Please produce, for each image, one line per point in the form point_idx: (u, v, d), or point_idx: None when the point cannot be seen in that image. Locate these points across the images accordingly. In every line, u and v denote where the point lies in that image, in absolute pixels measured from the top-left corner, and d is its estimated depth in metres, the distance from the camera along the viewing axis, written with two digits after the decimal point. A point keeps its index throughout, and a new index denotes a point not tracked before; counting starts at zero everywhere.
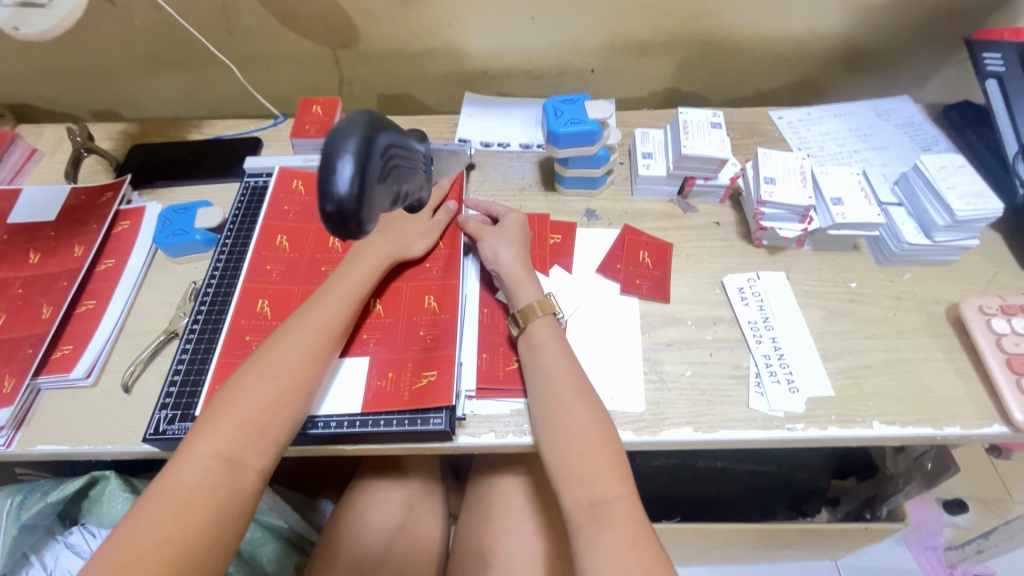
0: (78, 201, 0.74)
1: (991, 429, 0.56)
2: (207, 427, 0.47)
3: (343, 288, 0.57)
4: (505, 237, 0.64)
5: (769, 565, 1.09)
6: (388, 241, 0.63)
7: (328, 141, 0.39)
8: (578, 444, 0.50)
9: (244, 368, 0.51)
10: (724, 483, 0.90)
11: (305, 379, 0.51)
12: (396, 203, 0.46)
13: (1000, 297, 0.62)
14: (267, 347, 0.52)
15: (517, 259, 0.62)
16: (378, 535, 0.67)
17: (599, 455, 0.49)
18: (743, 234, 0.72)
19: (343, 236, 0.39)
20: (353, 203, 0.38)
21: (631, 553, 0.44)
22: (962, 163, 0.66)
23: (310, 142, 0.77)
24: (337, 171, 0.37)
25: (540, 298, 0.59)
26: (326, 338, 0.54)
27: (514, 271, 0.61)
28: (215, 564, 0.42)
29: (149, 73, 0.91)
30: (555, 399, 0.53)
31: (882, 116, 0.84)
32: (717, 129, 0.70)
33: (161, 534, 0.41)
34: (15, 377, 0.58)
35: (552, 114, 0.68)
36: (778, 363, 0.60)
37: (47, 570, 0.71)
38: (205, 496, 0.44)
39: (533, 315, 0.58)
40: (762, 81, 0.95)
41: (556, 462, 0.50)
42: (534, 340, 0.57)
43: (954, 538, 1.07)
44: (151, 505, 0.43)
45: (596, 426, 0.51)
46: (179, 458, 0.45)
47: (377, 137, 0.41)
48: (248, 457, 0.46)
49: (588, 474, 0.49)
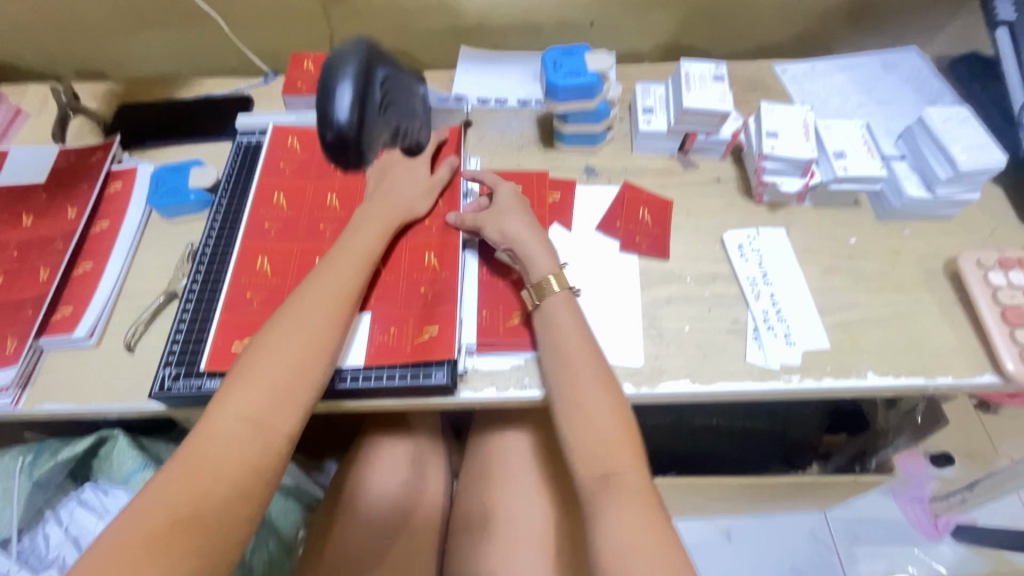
0: (67, 162, 0.72)
1: (982, 378, 0.57)
2: (231, 390, 0.46)
3: (354, 251, 0.57)
4: (506, 212, 0.61)
5: (760, 518, 1.13)
6: (393, 204, 0.62)
7: (328, 71, 0.41)
8: (593, 422, 0.50)
9: (264, 331, 0.51)
10: (719, 440, 0.93)
11: (326, 343, 0.51)
12: (396, 140, 0.48)
13: (997, 251, 0.62)
14: (286, 309, 0.52)
15: (523, 234, 0.60)
16: (383, 488, 0.69)
17: (613, 433, 0.50)
18: (744, 191, 0.71)
19: (344, 165, 0.42)
20: (352, 132, 0.40)
21: (643, 525, 0.45)
22: (967, 115, 0.65)
23: (304, 100, 0.75)
24: (336, 99, 0.40)
25: (557, 272, 0.58)
26: (344, 301, 0.54)
27: (529, 241, 0.60)
28: (244, 524, 0.43)
29: (133, 28, 0.88)
30: (570, 371, 0.53)
31: (888, 69, 0.82)
32: (719, 82, 0.69)
33: (190, 497, 0.41)
34: (17, 339, 0.58)
35: (550, 66, 0.66)
36: (775, 317, 0.61)
37: (62, 525, 0.73)
38: (233, 461, 0.44)
39: (549, 291, 0.57)
40: (765, 34, 0.92)
41: (570, 438, 0.51)
42: (547, 315, 0.56)
43: (939, 490, 1.12)
44: (179, 468, 0.43)
45: (611, 406, 0.51)
46: (205, 421, 0.45)
47: (375, 69, 0.43)
48: (277, 422, 0.46)
49: (601, 451, 0.49)
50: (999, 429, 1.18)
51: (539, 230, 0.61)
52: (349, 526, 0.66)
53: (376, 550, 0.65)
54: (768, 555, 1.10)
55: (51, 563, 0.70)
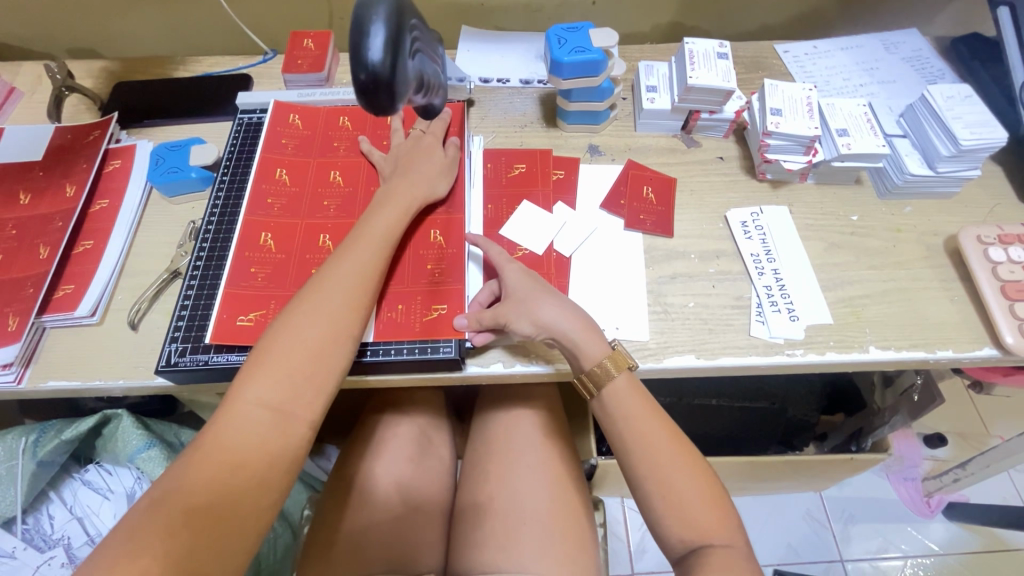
0: (64, 140, 0.71)
1: (981, 352, 0.58)
2: (253, 375, 0.45)
3: (373, 230, 0.56)
4: (529, 297, 0.55)
5: (758, 498, 1.15)
6: (412, 185, 0.61)
7: (358, 11, 0.40)
8: (682, 507, 0.49)
9: (286, 312, 0.49)
10: (718, 419, 0.94)
11: (348, 326, 0.50)
12: (419, 95, 0.47)
13: (998, 227, 0.63)
14: (307, 291, 0.51)
15: (559, 318, 0.54)
16: (389, 469, 0.69)
17: (705, 516, 0.48)
18: (747, 169, 0.71)
19: (374, 109, 0.41)
20: (385, 73, 0.39)
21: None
22: (970, 93, 0.65)
23: (304, 78, 0.75)
24: (369, 38, 0.39)
25: (610, 353, 0.54)
26: (364, 282, 0.52)
27: (573, 329, 0.54)
28: (264, 513, 0.42)
29: (128, 5, 0.86)
30: (637, 436, 0.52)
31: (890, 49, 0.82)
32: (723, 60, 0.69)
33: (209, 485, 0.40)
34: (19, 316, 0.57)
35: (556, 42, 0.66)
36: (779, 293, 0.61)
37: (66, 505, 0.74)
38: (255, 449, 0.43)
39: (608, 377, 0.53)
40: (767, 15, 0.92)
41: (660, 522, 0.50)
42: (613, 408, 0.53)
43: (932, 470, 1.14)
44: (198, 456, 0.42)
45: (702, 490, 0.49)
46: (227, 407, 0.44)
47: (407, 16, 0.42)
48: (297, 408, 0.45)
49: (680, 506, 0.49)
50: (990, 411, 1.20)
51: (572, 311, 0.55)
52: (358, 504, 0.66)
53: (384, 527, 0.65)
54: (765, 534, 1.12)
55: (57, 543, 0.72)
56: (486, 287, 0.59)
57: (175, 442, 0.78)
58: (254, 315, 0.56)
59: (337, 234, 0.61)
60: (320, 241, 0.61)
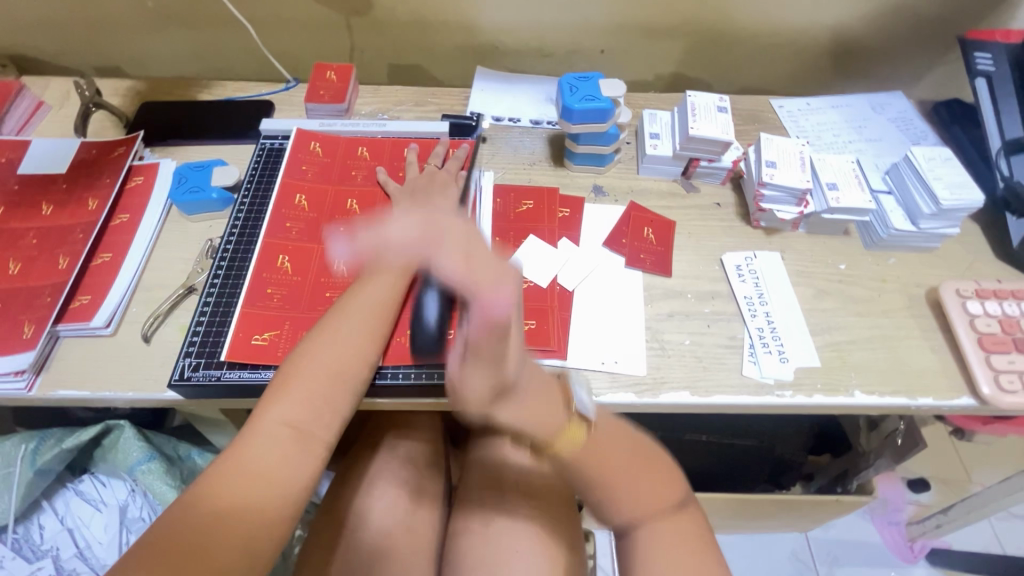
0: (89, 155, 0.74)
1: (959, 401, 0.61)
2: (280, 395, 0.47)
3: (390, 262, 0.58)
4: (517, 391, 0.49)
5: (745, 536, 1.16)
6: None
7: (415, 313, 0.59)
8: (627, 490, 0.51)
9: (310, 338, 0.51)
10: (705, 456, 0.95)
11: (365, 354, 0.52)
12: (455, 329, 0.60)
13: (975, 282, 0.67)
14: (328, 318, 0.53)
15: (533, 402, 0.51)
16: (384, 492, 0.70)
17: (649, 494, 0.51)
18: (742, 216, 0.75)
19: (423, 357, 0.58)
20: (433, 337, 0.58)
21: (689, 563, 0.50)
22: (949, 156, 0.70)
23: (325, 108, 0.79)
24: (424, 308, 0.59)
25: (568, 424, 0.51)
26: (381, 311, 0.55)
27: (535, 415, 0.51)
28: (281, 527, 0.43)
29: (160, 30, 0.91)
30: (582, 443, 0.51)
31: (877, 110, 0.88)
32: (723, 113, 0.73)
33: (235, 494, 0.42)
34: (35, 324, 0.59)
35: (567, 90, 0.70)
36: (770, 335, 0.64)
37: (58, 515, 0.74)
38: (279, 463, 0.44)
39: (561, 444, 0.51)
40: (762, 71, 0.98)
41: (605, 504, 0.52)
42: (569, 452, 0.51)
43: (915, 514, 1.16)
44: (225, 466, 0.43)
45: (649, 474, 0.52)
46: (252, 425, 0.46)
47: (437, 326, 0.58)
48: (317, 428, 0.47)
49: (628, 493, 0.51)
50: (972, 457, 1.23)
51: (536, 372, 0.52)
52: (354, 526, 0.66)
53: (380, 548, 0.65)
54: None
55: (46, 553, 0.72)
56: (481, 372, 0.48)
57: (173, 456, 0.79)
58: (269, 334, 0.57)
59: (352, 260, 0.64)
60: (336, 266, 0.63)
